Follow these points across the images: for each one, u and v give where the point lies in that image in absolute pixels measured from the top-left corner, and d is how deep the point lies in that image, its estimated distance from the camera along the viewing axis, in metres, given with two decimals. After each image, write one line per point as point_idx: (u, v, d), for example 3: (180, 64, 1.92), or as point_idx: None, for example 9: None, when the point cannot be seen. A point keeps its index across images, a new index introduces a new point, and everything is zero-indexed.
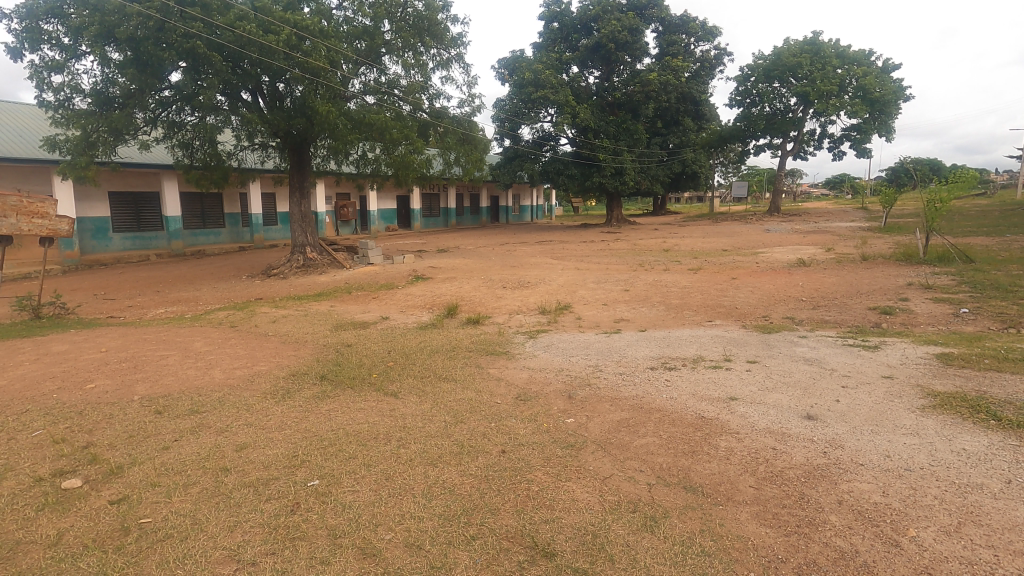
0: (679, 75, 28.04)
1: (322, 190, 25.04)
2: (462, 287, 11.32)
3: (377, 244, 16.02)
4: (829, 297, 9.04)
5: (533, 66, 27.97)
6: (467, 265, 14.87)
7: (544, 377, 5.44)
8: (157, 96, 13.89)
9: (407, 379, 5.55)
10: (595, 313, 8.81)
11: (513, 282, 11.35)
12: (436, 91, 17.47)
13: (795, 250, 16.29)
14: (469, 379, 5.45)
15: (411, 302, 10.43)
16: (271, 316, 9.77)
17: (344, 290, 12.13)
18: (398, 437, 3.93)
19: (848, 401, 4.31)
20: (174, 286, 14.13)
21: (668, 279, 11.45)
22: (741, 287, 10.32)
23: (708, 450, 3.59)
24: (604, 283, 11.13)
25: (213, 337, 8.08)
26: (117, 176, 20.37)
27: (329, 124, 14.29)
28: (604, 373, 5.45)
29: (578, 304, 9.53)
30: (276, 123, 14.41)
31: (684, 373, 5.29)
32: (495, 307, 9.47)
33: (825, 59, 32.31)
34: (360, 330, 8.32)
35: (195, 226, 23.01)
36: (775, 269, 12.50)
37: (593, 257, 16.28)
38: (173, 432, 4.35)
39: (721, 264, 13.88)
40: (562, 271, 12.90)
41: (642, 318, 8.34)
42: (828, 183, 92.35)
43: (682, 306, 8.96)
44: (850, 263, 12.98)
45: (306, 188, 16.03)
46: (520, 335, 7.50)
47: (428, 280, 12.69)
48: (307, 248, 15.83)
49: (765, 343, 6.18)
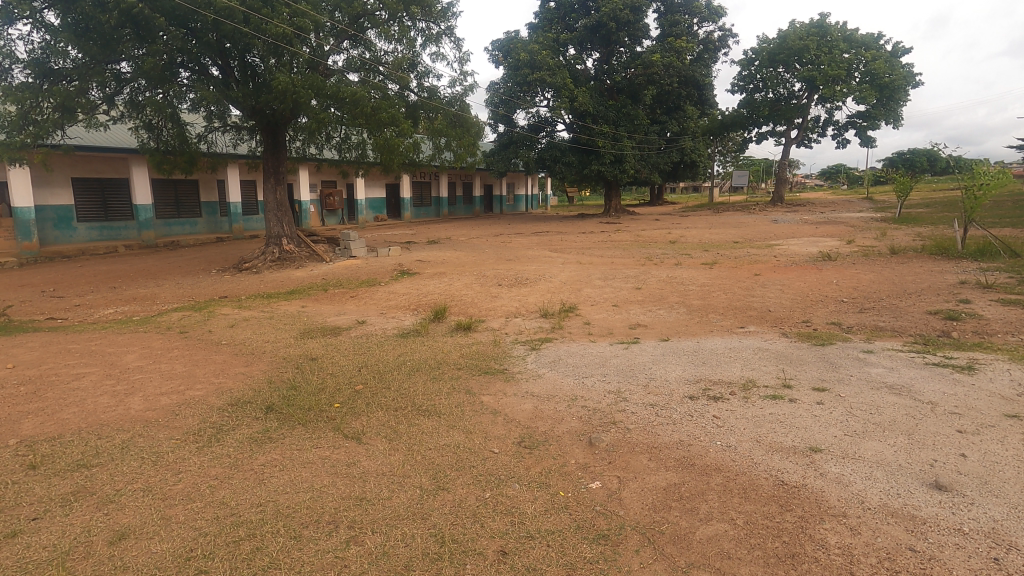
0: (682, 57, 26.66)
1: (306, 178, 23.68)
2: (452, 284, 10.05)
3: (360, 236, 14.66)
4: (874, 298, 7.84)
5: (529, 46, 26.47)
6: (459, 258, 13.58)
7: (554, 411, 4.22)
8: (112, 69, 12.50)
9: (376, 414, 4.29)
10: (606, 317, 7.56)
11: (509, 279, 10.09)
12: (424, 68, 16.16)
13: (814, 242, 15.08)
14: (456, 413, 4.21)
15: (394, 302, 9.14)
16: (230, 318, 8.45)
17: (319, 287, 10.79)
18: (349, 524, 2.71)
19: (979, 456, 3.12)
20: (134, 282, 12.75)
21: (683, 276, 10.24)
22: (768, 285, 9.11)
23: (814, 553, 2.38)
24: (612, 280, 9.90)
25: (153, 346, 6.77)
26: (80, 160, 18.86)
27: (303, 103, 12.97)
28: (630, 405, 4.23)
29: (585, 305, 8.30)
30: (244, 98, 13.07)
31: (734, 404, 4.10)
32: (489, 309, 8.21)
33: (832, 43, 30.95)
34: (330, 337, 7.04)
35: (168, 216, 21.57)
36: (798, 264, 11.34)
37: (595, 249, 15.07)
38: (36, 504, 3.07)
39: (736, 257, 12.68)
40: (563, 265, 11.68)
41: (662, 323, 7.11)
42: (826, 173, 91.48)
43: (707, 309, 7.72)
44: (878, 257, 11.84)
45: (281, 173, 14.64)
46: (519, 346, 6.25)
47: (414, 276, 11.40)
48: (283, 239, 14.44)
49: (825, 361, 4.96)
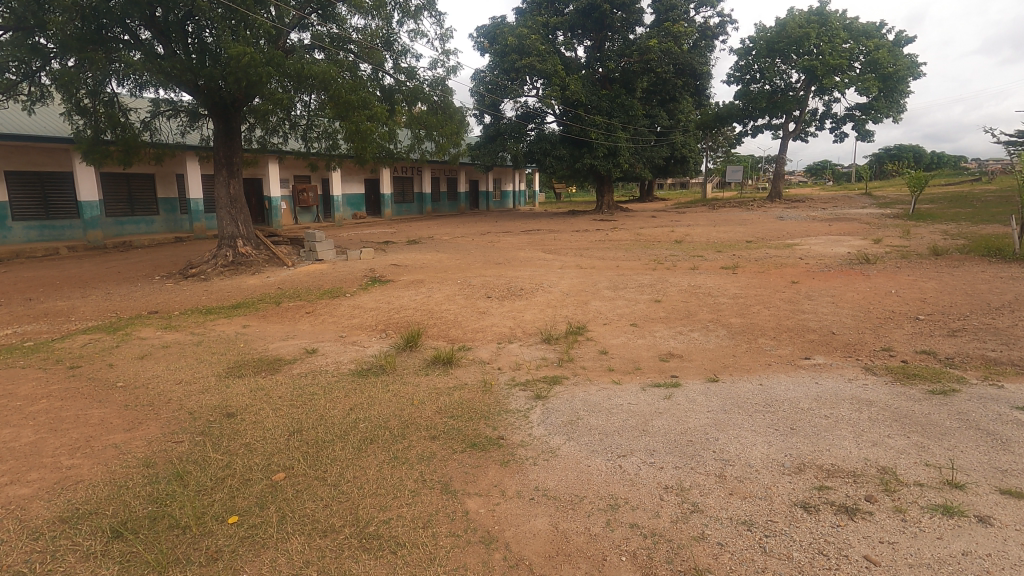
0: (680, 43, 25.06)
1: (276, 172, 21.76)
2: (431, 296, 8.32)
3: (327, 237, 12.85)
4: (958, 316, 6.28)
5: (516, 31, 24.70)
6: (442, 262, 11.87)
7: (586, 539, 2.55)
8: (25, 39, 10.57)
9: (290, 547, 2.57)
10: (626, 343, 5.91)
11: (500, 289, 8.42)
12: (402, 47, 14.39)
13: (836, 241, 13.63)
14: (425, 550, 2.50)
15: (359, 321, 7.39)
16: (146, 345, 6.62)
17: (273, 299, 9.03)
18: None
19: None
20: (57, 292, 10.82)
21: (707, 284, 8.62)
22: (814, 296, 7.56)
23: None
24: (624, 290, 8.26)
25: (16, 393, 4.94)
26: (14, 152, 16.78)
27: (257, 82, 11.07)
28: (712, 526, 2.58)
29: (596, 325, 6.66)
30: (183, 73, 11.07)
31: (892, 530, 2.45)
32: (477, 332, 6.51)
33: (833, 31, 29.49)
34: (264, 377, 5.26)
35: (119, 214, 19.52)
36: (834, 267, 9.80)
37: (594, 250, 13.47)
38: None
39: (757, 260, 11.15)
40: (562, 271, 10.02)
41: (701, 355, 5.46)
42: (810, 169, 91.36)
43: (753, 331, 6.10)
44: (921, 258, 10.39)
45: (236, 164, 12.72)
46: (517, 394, 4.54)
47: (388, 284, 9.69)
48: (238, 240, 12.54)
49: (981, 430, 3.34)
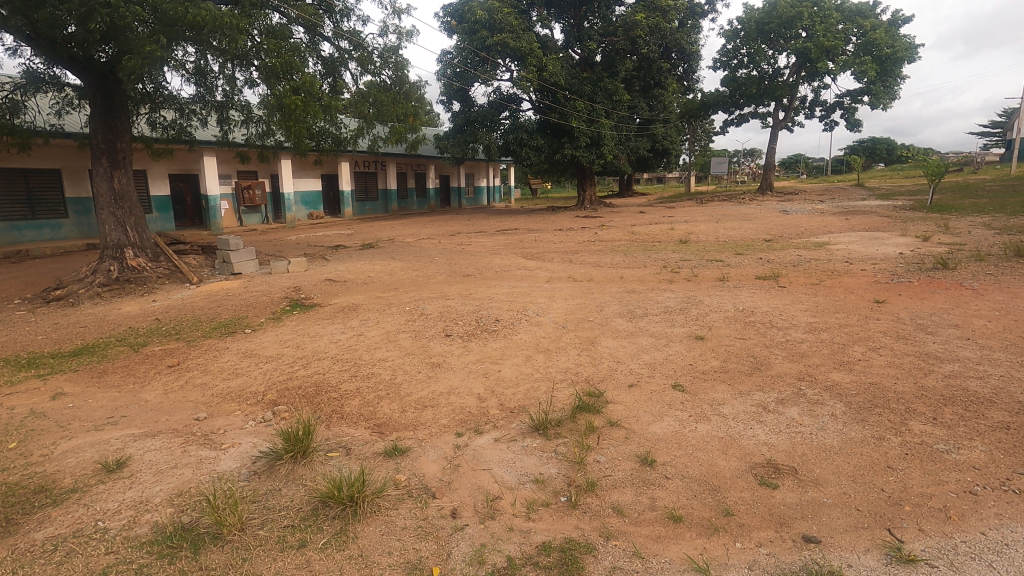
0: (669, 19, 22.74)
1: (212, 167, 18.82)
2: (364, 334, 5.65)
3: (246, 244, 9.97)
4: None
5: (487, 5, 22.09)
6: (395, 275, 9.22)
7: None
8: None
9: None
10: (682, 437, 3.34)
11: (468, 321, 5.78)
12: (344, 6, 11.62)
13: (874, 239, 11.36)
14: None
15: (241, 384, 4.65)
16: None
17: (139, 340, 6.23)
18: None
19: None
20: None
21: (758, 305, 6.13)
22: (930, 326, 5.10)
23: None
24: (645, 320, 5.70)
25: None
26: None
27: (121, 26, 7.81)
28: None
29: (617, 390, 4.08)
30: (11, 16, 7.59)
31: None
32: (422, 413, 3.87)
33: (826, 12, 27.41)
34: None
35: (16, 217, 16.26)
36: (909, 276, 7.43)
37: (586, 255, 10.94)
38: None
39: (795, 266, 8.71)
40: (551, 288, 7.44)
41: (832, 470, 2.92)
42: (783, 163, 90.47)
43: (890, 406, 3.58)
44: (1007, 261, 8.11)
45: (122, 149, 9.75)
46: None
47: (312, 310, 6.97)
48: (127, 250, 9.64)
49: None
